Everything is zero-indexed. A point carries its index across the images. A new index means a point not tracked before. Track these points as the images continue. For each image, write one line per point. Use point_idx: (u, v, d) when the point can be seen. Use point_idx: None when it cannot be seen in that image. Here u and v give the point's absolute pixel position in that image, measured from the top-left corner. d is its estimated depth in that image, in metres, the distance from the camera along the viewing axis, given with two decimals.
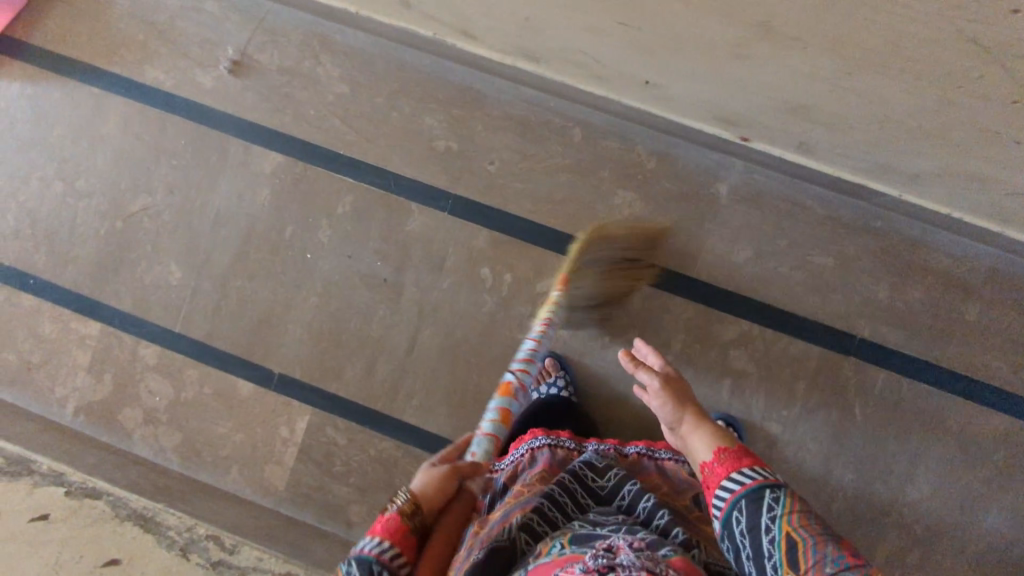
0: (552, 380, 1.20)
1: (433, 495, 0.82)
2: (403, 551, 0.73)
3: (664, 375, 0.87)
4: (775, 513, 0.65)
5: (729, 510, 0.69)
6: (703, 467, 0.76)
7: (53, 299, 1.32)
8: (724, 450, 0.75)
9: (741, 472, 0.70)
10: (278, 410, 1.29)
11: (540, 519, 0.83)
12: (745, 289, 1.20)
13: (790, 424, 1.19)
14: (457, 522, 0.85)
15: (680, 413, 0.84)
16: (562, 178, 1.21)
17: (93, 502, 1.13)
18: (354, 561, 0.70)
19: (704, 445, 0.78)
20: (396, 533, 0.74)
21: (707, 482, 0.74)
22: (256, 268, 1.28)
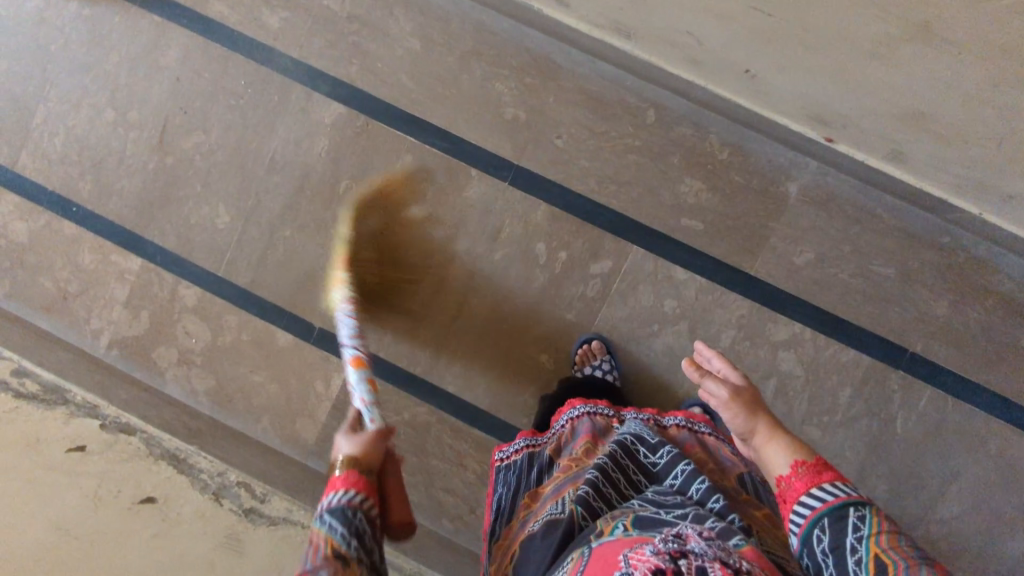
0: (597, 363, 1.18)
1: (376, 441, 0.69)
2: (370, 496, 0.64)
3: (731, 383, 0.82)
4: (861, 533, 0.64)
5: (810, 528, 0.67)
6: (780, 479, 0.73)
7: (96, 229, 1.30)
8: (803, 464, 0.72)
9: (822, 487, 0.68)
10: (315, 365, 1.28)
11: (598, 495, 0.79)
12: (803, 292, 1.18)
13: (831, 431, 1.19)
14: (400, 469, 0.72)
15: (753, 424, 0.79)
16: (630, 159, 1.19)
17: (129, 437, 1.13)
18: (327, 516, 0.61)
19: (782, 456, 0.74)
20: (360, 480, 0.64)
21: (784, 496, 0.72)
22: (306, 219, 1.25)
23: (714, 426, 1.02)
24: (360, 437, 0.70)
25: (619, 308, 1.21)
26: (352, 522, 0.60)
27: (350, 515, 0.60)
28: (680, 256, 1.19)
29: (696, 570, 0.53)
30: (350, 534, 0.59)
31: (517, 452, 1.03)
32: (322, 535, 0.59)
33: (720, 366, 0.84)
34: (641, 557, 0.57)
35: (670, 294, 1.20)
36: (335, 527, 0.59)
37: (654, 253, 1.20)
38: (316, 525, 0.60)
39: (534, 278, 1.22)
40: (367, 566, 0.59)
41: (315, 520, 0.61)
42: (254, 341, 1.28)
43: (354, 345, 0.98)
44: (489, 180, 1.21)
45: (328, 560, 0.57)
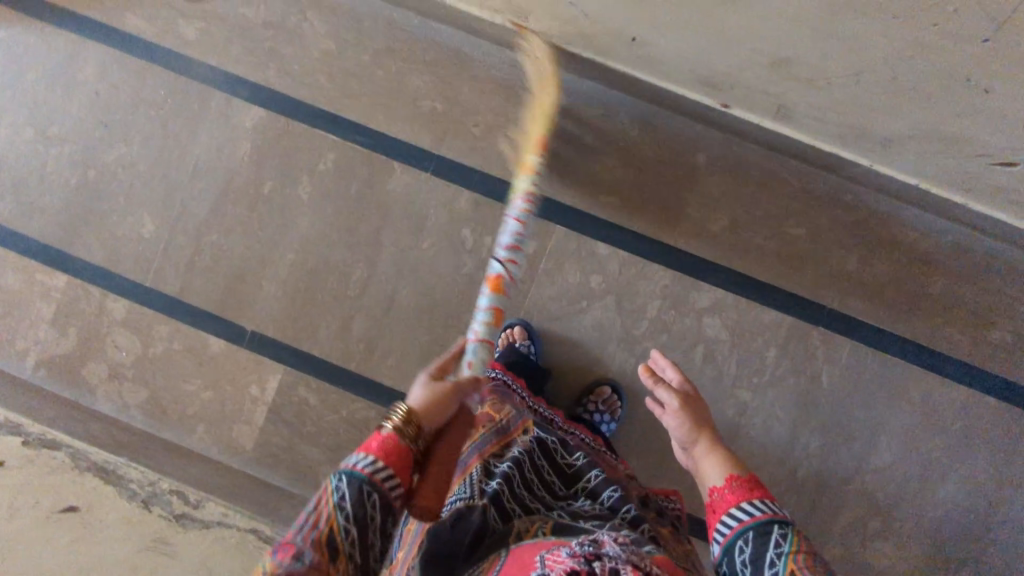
0: (514, 341, 1.20)
1: (435, 405, 0.67)
2: (399, 475, 0.61)
3: (682, 393, 0.88)
4: (782, 549, 0.66)
5: (734, 538, 0.70)
6: (712, 490, 0.75)
7: (20, 249, 1.28)
8: (736, 478, 0.74)
9: (751, 503, 0.71)
10: (250, 368, 1.26)
11: (511, 496, 0.84)
12: (721, 258, 1.22)
13: (760, 391, 1.22)
14: (452, 446, 0.68)
15: (695, 435, 0.84)
16: (545, 142, 1.23)
17: (53, 452, 1.11)
18: (343, 478, 0.59)
19: (715, 468, 0.78)
20: (392, 456, 0.61)
21: (714, 506, 0.74)
22: (233, 222, 1.26)
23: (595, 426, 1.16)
24: (426, 397, 0.67)
25: (547, 287, 1.23)
26: (364, 502, 0.58)
27: (363, 494, 0.59)
28: (601, 232, 1.23)
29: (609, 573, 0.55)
30: (351, 520, 0.58)
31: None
32: (329, 498, 0.59)
33: (674, 375, 0.90)
34: (557, 559, 0.59)
35: (595, 270, 1.23)
36: (345, 499, 0.59)
37: (576, 232, 1.23)
38: (330, 485, 0.59)
39: (462, 264, 1.24)
40: (358, 562, 0.59)
41: (335, 475, 0.60)
42: (186, 350, 1.27)
43: (505, 268, 1.10)
44: (412, 172, 1.24)
45: (320, 539, 0.57)
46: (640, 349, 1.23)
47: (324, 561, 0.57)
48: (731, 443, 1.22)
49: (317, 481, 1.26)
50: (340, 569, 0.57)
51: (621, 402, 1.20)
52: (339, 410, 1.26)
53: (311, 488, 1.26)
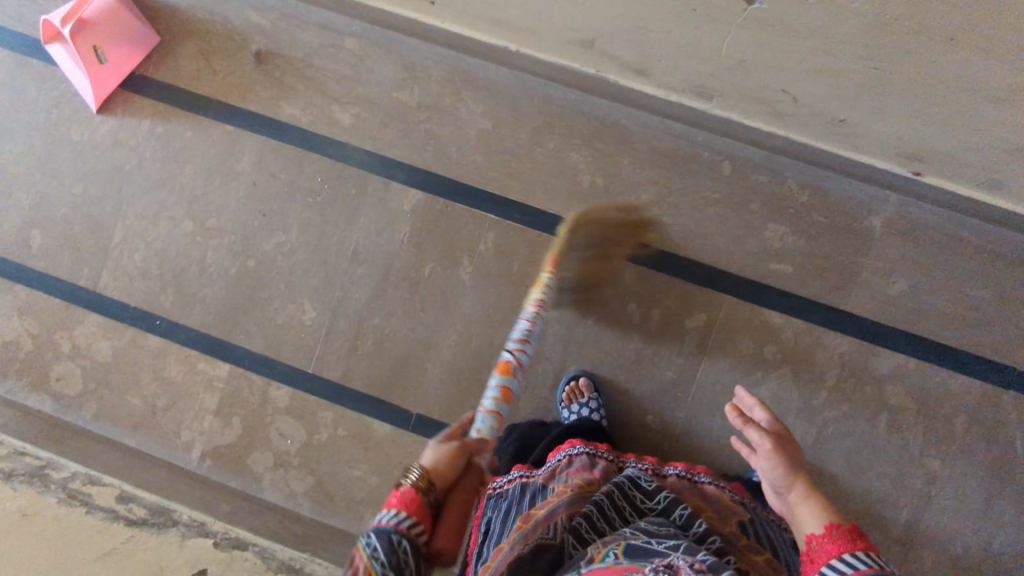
0: (585, 401, 1.17)
1: (454, 460, 0.74)
2: (420, 520, 0.67)
3: (773, 433, 0.83)
4: None
5: None
6: (810, 539, 0.73)
7: (182, 340, 1.30)
8: (837, 528, 0.71)
9: (853, 556, 0.67)
10: (416, 452, 1.25)
11: (589, 526, 0.83)
12: (902, 322, 1.18)
13: (950, 460, 1.17)
14: (472, 495, 0.74)
15: (792, 481, 0.80)
16: (710, 212, 1.21)
17: (243, 553, 1.09)
18: (373, 534, 0.66)
19: (814, 519, 0.74)
20: (410, 504, 0.68)
21: (813, 556, 0.71)
22: (394, 305, 1.25)
23: (713, 476, 1.05)
24: (438, 454, 0.74)
25: (719, 359, 1.20)
26: (395, 549, 0.65)
27: (393, 543, 0.65)
28: (773, 300, 1.20)
29: None
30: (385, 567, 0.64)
31: (511, 481, 1.05)
32: (364, 558, 0.65)
33: (764, 416, 0.85)
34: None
35: (769, 339, 1.20)
36: (376, 552, 0.65)
37: (746, 301, 1.20)
38: (363, 543, 0.66)
39: (629, 338, 1.22)
40: None
41: (367, 535, 0.67)
42: (351, 435, 1.26)
43: (516, 354, 1.07)
44: None
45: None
46: (821, 420, 1.19)
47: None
48: (922, 514, 1.17)
49: None
50: None
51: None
52: None
53: None
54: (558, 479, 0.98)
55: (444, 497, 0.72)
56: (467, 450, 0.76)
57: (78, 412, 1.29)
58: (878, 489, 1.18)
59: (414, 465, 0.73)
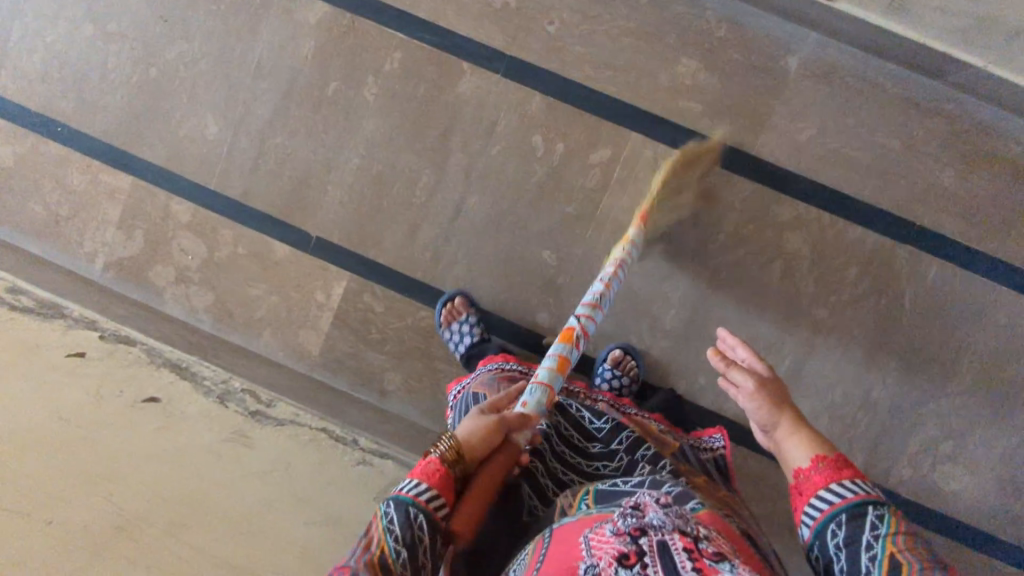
0: (463, 320, 1.19)
1: (483, 439, 0.74)
2: (443, 497, 0.68)
3: (756, 374, 0.80)
4: (878, 531, 0.65)
5: (825, 523, 0.67)
6: (798, 473, 0.71)
7: (83, 149, 1.27)
8: (823, 459, 0.70)
9: (842, 485, 0.68)
10: (315, 274, 1.26)
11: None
12: (807, 170, 1.16)
13: (838, 311, 1.19)
14: (496, 469, 0.75)
15: (776, 417, 0.77)
16: (625, 43, 1.16)
17: (128, 347, 1.11)
18: (392, 504, 0.67)
19: (801, 450, 0.72)
20: (435, 478, 0.68)
21: (800, 487, 0.71)
22: (297, 124, 1.22)
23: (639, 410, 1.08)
24: (471, 430, 0.75)
25: (620, 198, 1.19)
26: (411, 524, 0.65)
27: (410, 517, 0.66)
28: (680, 140, 1.17)
29: (659, 549, 0.57)
30: (400, 543, 0.65)
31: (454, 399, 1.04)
32: (379, 529, 0.66)
33: (746, 355, 0.83)
34: (602, 540, 0.59)
35: None
36: (393, 523, 0.66)
37: (653, 139, 1.18)
38: (382, 510, 0.67)
39: (532, 172, 1.20)
40: None
41: (388, 501, 0.68)
42: (251, 255, 1.26)
43: (586, 322, 1.00)
44: (481, 73, 1.18)
45: (372, 563, 0.64)
46: (715, 265, 1.19)
47: None
48: (803, 361, 1.20)
49: (382, 387, 1.27)
50: None
51: (636, 363, 1.18)
52: (404, 318, 1.25)
53: (375, 394, 1.27)
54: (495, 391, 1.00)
55: (466, 475, 0.72)
56: (501, 428, 0.77)
57: None
58: (764, 336, 1.20)
59: (446, 433, 0.73)
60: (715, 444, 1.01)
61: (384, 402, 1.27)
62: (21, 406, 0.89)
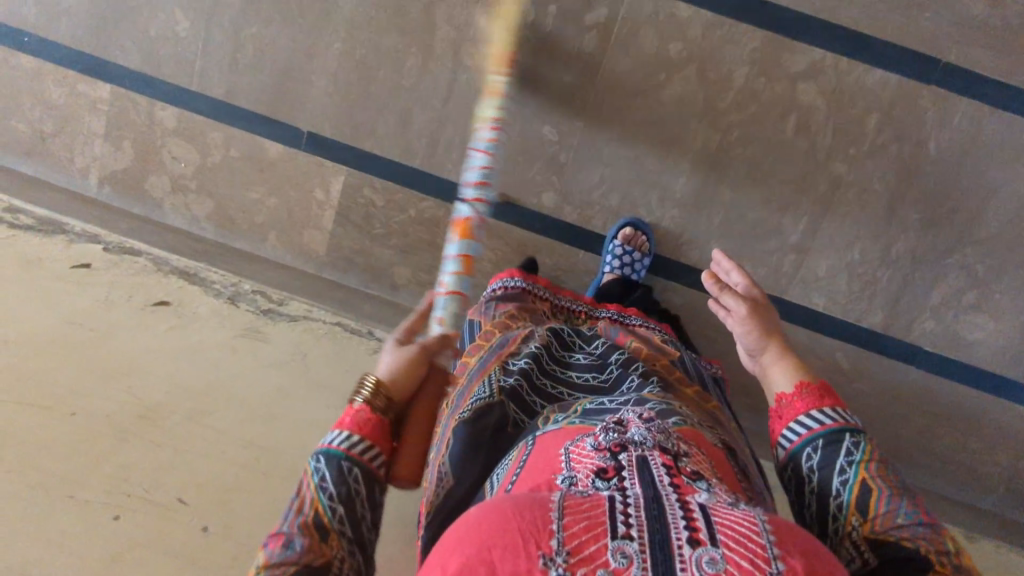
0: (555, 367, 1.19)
1: (411, 372, 0.66)
2: (376, 445, 0.60)
3: (751, 298, 0.76)
4: (852, 458, 0.61)
5: (800, 445, 0.64)
6: (779, 398, 0.69)
7: (54, 59, 1.20)
8: (807, 385, 0.67)
9: (821, 411, 0.65)
10: (311, 172, 1.22)
11: (531, 390, 0.78)
12: (822, 11, 1.07)
13: (857, 163, 1.13)
14: (434, 404, 0.67)
15: (764, 342, 0.74)
16: None
17: (134, 257, 1.12)
18: (321, 458, 0.58)
19: (785, 377, 0.70)
20: (363, 426, 0.60)
21: (779, 411, 0.68)
22: (271, 11, 1.15)
23: (645, 320, 1.06)
24: (395, 365, 0.66)
25: (621, 61, 1.12)
26: (346, 478, 0.57)
27: (343, 470, 0.57)
28: None
29: (638, 464, 0.50)
30: (336, 498, 0.56)
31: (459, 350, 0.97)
32: (310, 487, 0.57)
33: (740, 281, 0.78)
34: (582, 454, 0.54)
35: (675, 35, 1.10)
36: (324, 481, 0.56)
37: None
38: (310, 469, 0.58)
39: (524, 41, 1.12)
40: (351, 537, 0.56)
41: (314, 458, 0.59)
42: (244, 157, 1.23)
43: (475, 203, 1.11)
44: None
45: (305, 524, 0.55)
46: (725, 125, 1.13)
47: (311, 544, 0.53)
48: (820, 221, 1.16)
49: (393, 282, 1.26)
50: (332, 547, 0.54)
51: (647, 238, 1.16)
52: (407, 210, 1.23)
53: (387, 289, 1.27)
54: (487, 312, 1.00)
55: (400, 415, 0.65)
56: (428, 356, 0.68)
57: None
58: (778, 198, 1.16)
59: (366, 376, 0.65)
60: (714, 368, 1.04)
61: (397, 296, 1.27)
62: (39, 313, 0.91)
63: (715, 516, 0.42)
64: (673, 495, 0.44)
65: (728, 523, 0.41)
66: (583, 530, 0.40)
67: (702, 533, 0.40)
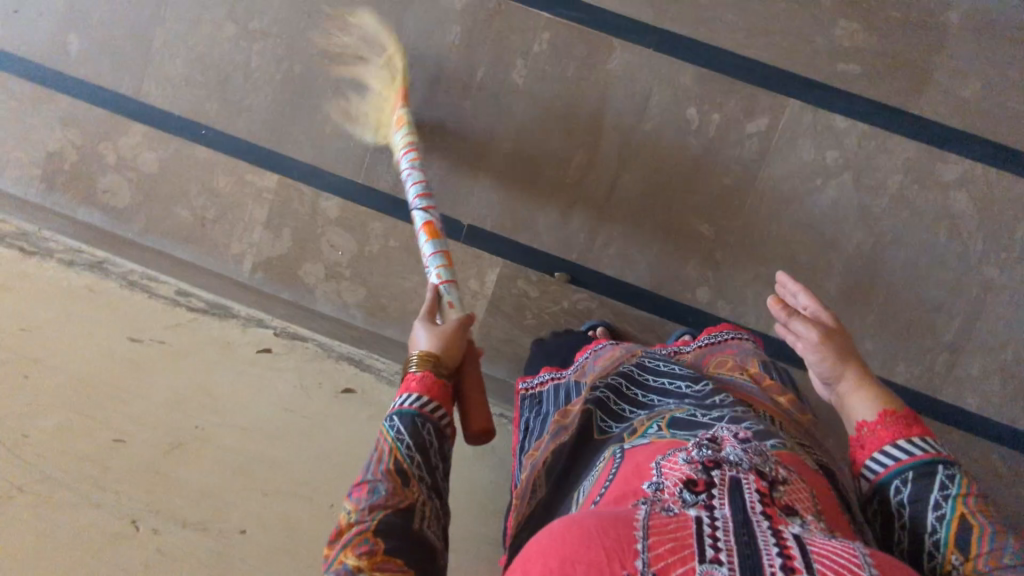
0: None
1: (455, 343, 0.78)
2: (441, 404, 0.71)
3: (821, 324, 0.74)
4: (948, 492, 0.59)
5: (889, 477, 0.62)
6: (862, 427, 0.67)
7: (228, 150, 1.26)
8: (891, 414, 0.66)
9: (910, 442, 0.63)
10: (468, 263, 1.25)
11: (617, 398, 0.77)
12: (972, 126, 1.15)
13: (1009, 267, 1.17)
14: (475, 372, 0.81)
15: (840, 369, 0.72)
16: (779, 8, 1.15)
17: (304, 343, 1.09)
18: (394, 417, 0.68)
19: (866, 405, 0.68)
20: (432, 390, 0.71)
21: (862, 441, 0.67)
22: (446, 112, 1.22)
23: (737, 331, 0.99)
24: (437, 340, 0.78)
25: (780, 167, 1.18)
26: (420, 430, 0.67)
27: (418, 425, 0.68)
28: (838, 103, 1.16)
29: (731, 483, 0.49)
30: (412, 448, 0.66)
31: (544, 383, 0.98)
32: (389, 441, 0.66)
33: (809, 303, 0.77)
34: (673, 467, 0.52)
35: (832, 145, 1.17)
36: (402, 436, 0.66)
37: (812, 103, 1.16)
38: (385, 426, 0.68)
39: (688, 146, 1.19)
40: (428, 484, 0.65)
41: (388, 417, 0.70)
42: (404, 247, 1.26)
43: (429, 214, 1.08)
44: (632, 48, 1.18)
45: (390, 472, 0.63)
46: (880, 228, 1.18)
47: (396, 489, 0.62)
48: (974, 322, 1.18)
49: None
50: (415, 491, 0.63)
51: None
52: (560, 302, 1.24)
53: None
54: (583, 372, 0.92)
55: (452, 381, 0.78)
56: (464, 331, 0.82)
57: (128, 224, 1.30)
58: (933, 297, 1.18)
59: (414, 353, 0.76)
60: None
61: None
62: (255, 396, 0.91)
63: (810, 546, 0.42)
64: (762, 528, 0.44)
65: (827, 554, 0.42)
66: (670, 554, 0.42)
67: (796, 562, 0.41)
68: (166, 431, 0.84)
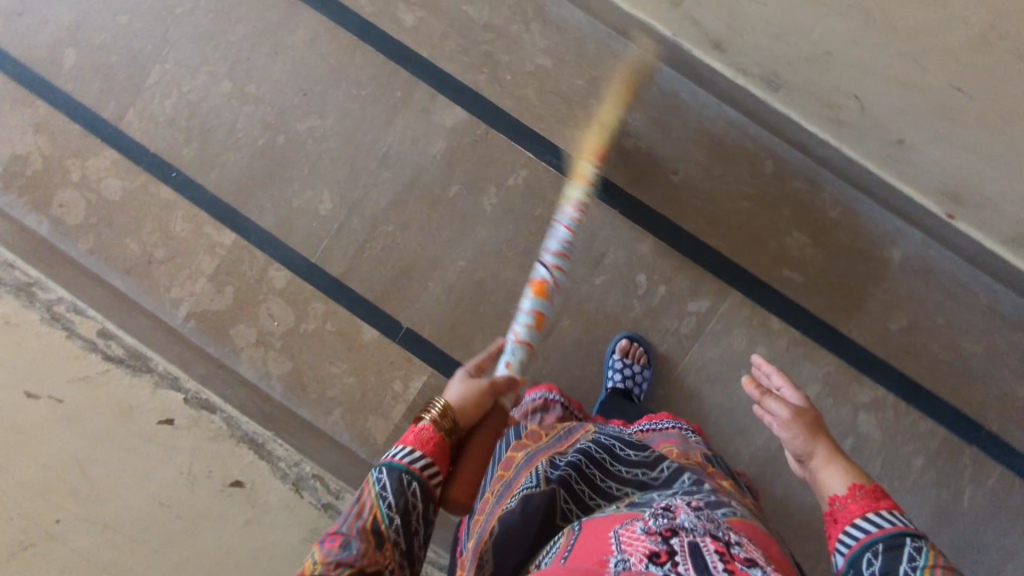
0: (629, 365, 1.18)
1: (480, 400, 0.74)
2: (437, 464, 0.67)
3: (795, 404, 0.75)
4: (917, 563, 0.57)
5: (859, 551, 0.61)
6: (833, 500, 0.66)
7: (193, 198, 1.27)
8: (861, 487, 0.65)
9: (877, 514, 0.62)
10: (397, 363, 1.25)
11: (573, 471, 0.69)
12: (891, 357, 1.21)
13: (901, 496, 1.21)
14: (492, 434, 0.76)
15: (811, 445, 0.72)
16: (743, 204, 1.22)
17: (210, 415, 1.08)
18: (384, 469, 0.65)
19: (838, 478, 0.68)
20: (429, 445, 0.67)
21: (834, 515, 0.66)
22: (412, 216, 1.25)
23: (675, 421, 0.96)
24: (466, 392, 0.73)
25: (711, 348, 1.23)
26: (405, 491, 0.63)
27: (404, 484, 0.63)
28: (777, 304, 1.22)
29: (690, 549, 0.48)
30: (394, 510, 0.62)
31: None
32: (372, 494, 0.63)
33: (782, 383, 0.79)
34: (632, 537, 0.51)
35: (763, 341, 1.22)
36: (386, 491, 0.63)
37: (753, 298, 1.22)
38: (372, 478, 0.64)
39: (630, 307, 1.23)
40: (402, 550, 0.61)
41: (377, 469, 0.65)
42: (339, 333, 1.26)
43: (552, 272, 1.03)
44: (600, 205, 1.23)
45: (364, 529, 0.60)
46: None
47: (367, 549, 0.58)
48: None
49: None
50: (386, 556, 0.59)
51: (644, 350, 1.20)
52: None
53: None
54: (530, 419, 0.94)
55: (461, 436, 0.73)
56: (494, 392, 0.76)
57: (72, 241, 1.26)
58: None
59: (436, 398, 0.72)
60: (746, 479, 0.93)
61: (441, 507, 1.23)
62: (134, 485, 0.97)
63: None
64: None
65: None
66: None
67: None
68: (22, 528, 0.90)
